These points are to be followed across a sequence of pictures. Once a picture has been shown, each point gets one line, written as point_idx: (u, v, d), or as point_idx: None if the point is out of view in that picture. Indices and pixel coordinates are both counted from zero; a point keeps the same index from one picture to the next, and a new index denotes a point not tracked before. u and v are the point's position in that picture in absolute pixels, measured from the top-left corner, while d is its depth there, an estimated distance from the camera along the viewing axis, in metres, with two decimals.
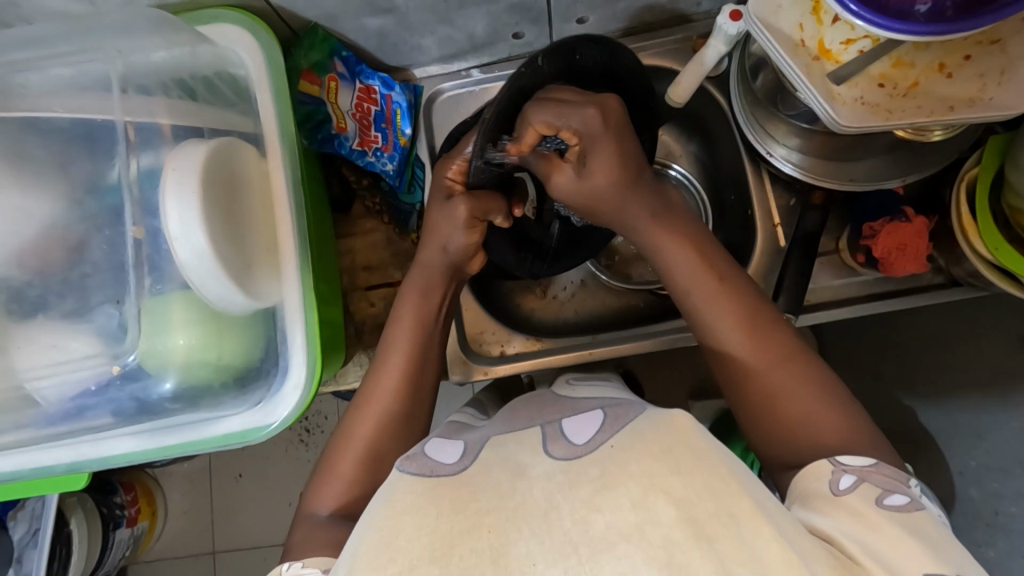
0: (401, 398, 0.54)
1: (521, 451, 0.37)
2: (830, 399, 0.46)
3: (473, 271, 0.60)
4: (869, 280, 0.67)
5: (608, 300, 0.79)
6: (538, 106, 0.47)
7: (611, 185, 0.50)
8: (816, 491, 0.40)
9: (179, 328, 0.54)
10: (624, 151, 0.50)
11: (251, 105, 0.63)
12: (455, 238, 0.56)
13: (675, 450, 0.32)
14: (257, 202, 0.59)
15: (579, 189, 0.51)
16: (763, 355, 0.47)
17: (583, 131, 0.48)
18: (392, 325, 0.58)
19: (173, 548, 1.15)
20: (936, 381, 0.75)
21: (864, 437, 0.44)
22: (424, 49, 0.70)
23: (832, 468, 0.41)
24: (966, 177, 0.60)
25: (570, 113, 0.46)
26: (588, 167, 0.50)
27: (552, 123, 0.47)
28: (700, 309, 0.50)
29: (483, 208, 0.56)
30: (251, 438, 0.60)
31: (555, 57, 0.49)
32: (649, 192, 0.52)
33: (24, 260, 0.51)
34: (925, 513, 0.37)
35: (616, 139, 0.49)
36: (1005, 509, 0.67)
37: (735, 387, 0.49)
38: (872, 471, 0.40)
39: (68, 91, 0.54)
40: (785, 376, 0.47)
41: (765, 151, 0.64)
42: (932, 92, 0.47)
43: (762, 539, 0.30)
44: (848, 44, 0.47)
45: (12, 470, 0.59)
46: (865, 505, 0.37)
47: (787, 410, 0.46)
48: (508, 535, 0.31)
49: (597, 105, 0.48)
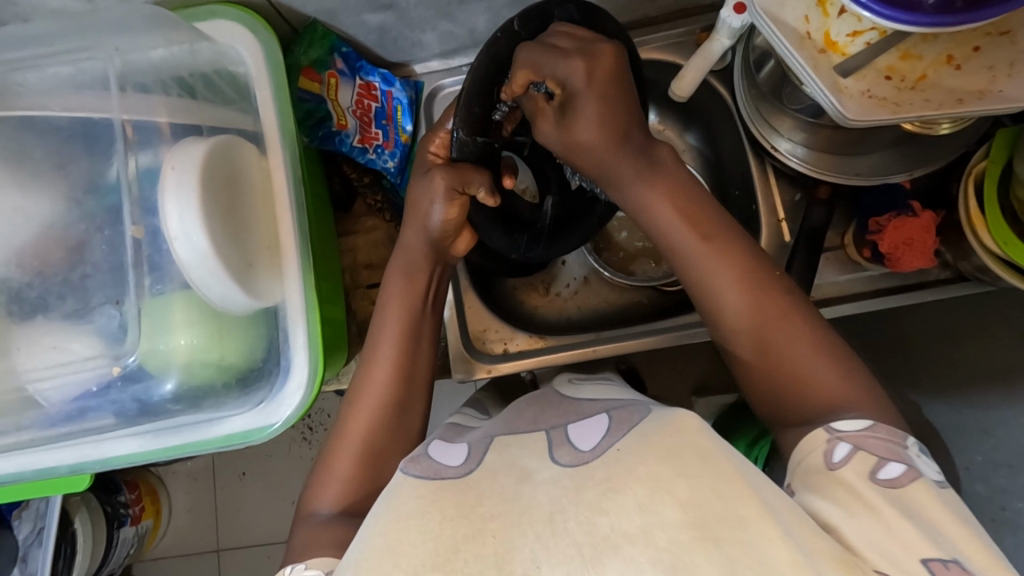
0: (393, 390, 0.54)
1: (526, 455, 0.36)
2: (835, 360, 0.45)
3: (458, 252, 0.59)
4: (876, 276, 0.67)
5: (611, 295, 0.78)
6: (529, 52, 0.48)
7: (597, 141, 0.49)
8: (812, 465, 0.39)
9: (180, 329, 0.53)
10: (612, 110, 0.48)
11: (250, 104, 0.62)
12: (436, 210, 0.54)
13: (684, 454, 0.32)
14: (256, 198, 0.58)
15: (563, 138, 0.50)
16: (765, 318, 0.46)
17: (566, 83, 0.47)
18: (379, 317, 0.57)
19: (178, 546, 1.15)
20: (943, 379, 0.74)
21: (864, 398, 0.43)
22: (424, 45, 0.69)
23: (827, 437, 0.40)
24: (974, 171, 0.59)
25: (555, 62, 0.47)
26: (573, 116, 0.49)
27: (538, 67, 0.47)
28: (697, 275, 0.48)
29: (472, 181, 0.53)
30: (254, 438, 0.60)
31: (531, 23, 0.50)
32: (633, 148, 0.50)
33: (23, 260, 0.51)
34: (922, 481, 0.36)
35: (603, 98, 0.48)
36: (1011, 504, 0.69)
37: (743, 346, 0.47)
38: (866, 437, 0.39)
39: (66, 90, 0.54)
40: (790, 340, 0.46)
41: (770, 145, 0.63)
42: (940, 84, 0.46)
43: (768, 540, 0.29)
44: (854, 36, 0.46)
45: (16, 471, 0.59)
46: (862, 482, 0.36)
47: (788, 369, 0.45)
48: (512, 539, 0.30)
49: (585, 58, 0.47)
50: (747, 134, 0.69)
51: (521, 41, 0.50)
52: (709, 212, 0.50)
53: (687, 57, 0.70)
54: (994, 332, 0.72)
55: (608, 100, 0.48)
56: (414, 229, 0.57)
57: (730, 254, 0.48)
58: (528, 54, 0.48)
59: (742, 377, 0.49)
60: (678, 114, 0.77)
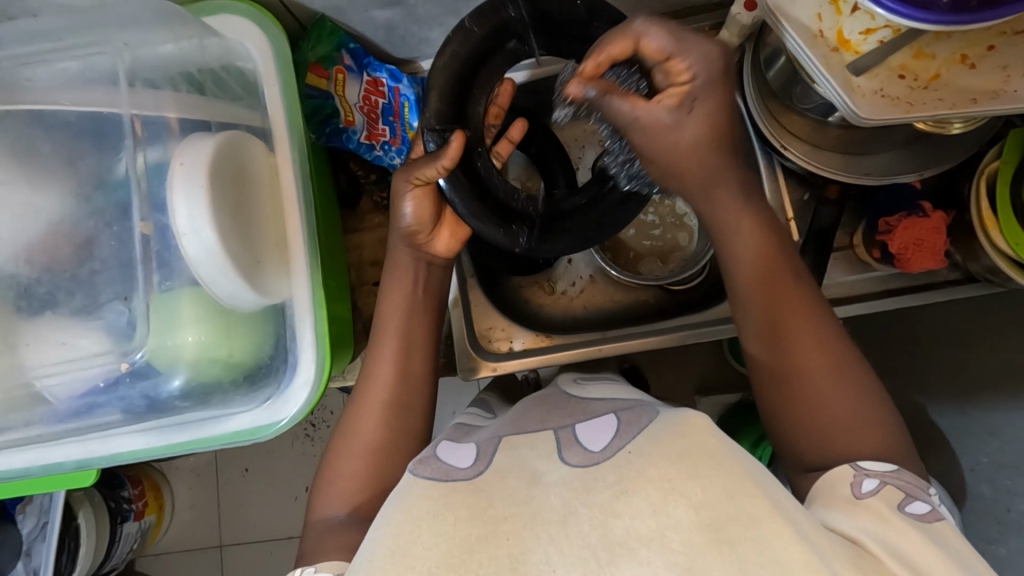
0: (397, 390, 0.54)
1: (535, 457, 0.36)
2: (875, 409, 0.46)
3: (437, 245, 0.58)
4: (883, 276, 0.66)
5: (617, 294, 0.78)
6: (648, 28, 0.46)
7: (696, 143, 0.47)
8: (840, 493, 0.41)
9: (189, 325, 0.53)
10: (726, 114, 0.47)
11: (258, 100, 0.62)
12: (404, 206, 0.56)
13: (693, 453, 0.32)
14: (264, 194, 0.58)
15: (670, 130, 0.46)
16: (820, 358, 0.47)
17: (698, 70, 0.45)
18: (377, 321, 0.57)
19: (181, 542, 1.15)
20: (950, 381, 0.74)
21: (902, 454, 0.45)
22: (432, 42, 0.69)
23: (853, 473, 0.42)
24: (987, 171, 0.59)
25: (689, 46, 0.45)
26: (689, 111, 0.46)
27: (666, 48, 0.45)
28: (763, 308, 0.49)
29: (425, 168, 0.53)
30: (259, 436, 0.60)
31: (486, 19, 0.54)
32: (736, 167, 0.49)
33: (31, 256, 0.51)
34: (946, 522, 0.38)
35: (723, 92, 0.46)
36: (1016, 506, 0.66)
37: (789, 391, 0.48)
38: (892, 477, 0.41)
39: (74, 84, 0.53)
40: (844, 386, 0.46)
41: (779, 145, 0.62)
42: (954, 84, 0.46)
43: (781, 537, 0.29)
44: (867, 34, 0.45)
45: (22, 467, 0.59)
46: (890, 509, 0.38)
47: (834, 417, 0.46)
48: (530, 543, 0.30)
49: (718, 51, 0.46)
50: (755, 133, 0.68)
51: (472, 47, 0.54)
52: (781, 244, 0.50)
53: None
54: (1001, 327, 0.70)
55: (727, 94, 0.46)
56: (397, 242, 0.58)
57: (802, 295, 0.49)
58: (656, 32, 0.45)
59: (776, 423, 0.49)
60: None
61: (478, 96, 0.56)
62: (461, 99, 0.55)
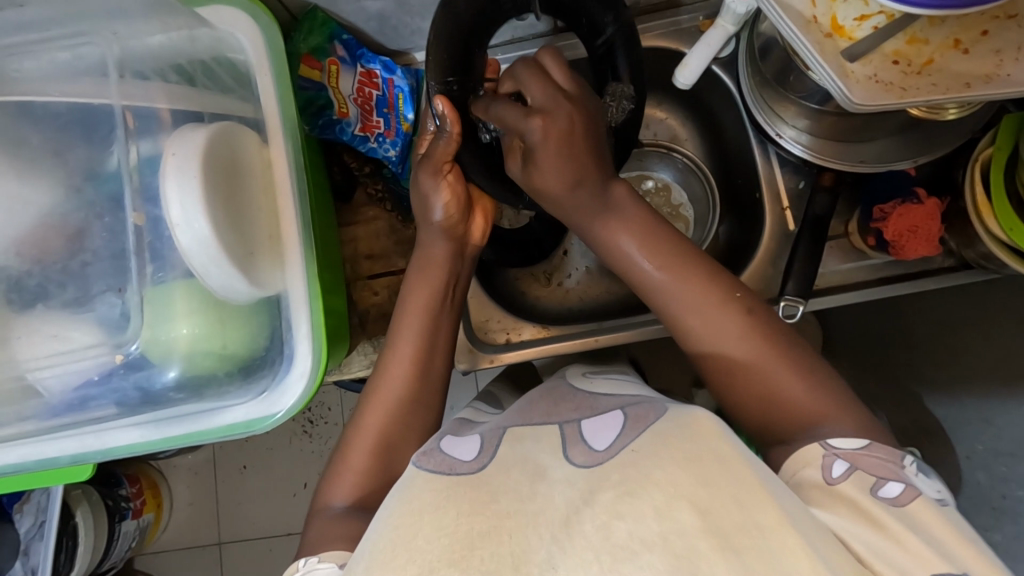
0: (411, 387, 0.54)
1: (540, 450, 0.37)
2: (805, 372, 0.46)
3: (473, 234, 0.60)
4: (879, 264, 0.66)
5: (612, 286, 0.80)
6: (501, 107, 0.51)
7: (556, 185, 0.50)
8: (811, 479, 0.39)
9: (182, 318, 0.53)
10: (577, 160, 0.49)
11: (250, 92, 0.60)
12: (435, 202, 0.57)
13: (702, 457, 0.34)
14: (258, 186, 0.57)
15: (528, 182, 0.51)
16: (735, 338, 0.47)
17: (526, 137, 0.49)
18: (401, 315, 0.56)
19: (179, 539, 1.14)
20: (947, 370, 0.75)
21: (843, 410, 0.44)
22: (424, 32, 0.69)
23: (823, 452, 0.40)
24: (981, 158, 0.58)
25: (517, 119, 0.49)
26: (533, 167, 0.50)
27: (503, 118, 0.50)
28: (672, 306, 0.49)
29: (441, 147, 0.56)
30: (256, 429, 0.59)
31: None
32: (594, 187, 0.50)
33: (23, 249, 0.51)
34: (923, 500, 0.36)
35: (559, 150, 0.48)
36: (1011, 492, 0.67)
37: (728, 380, 0.47)
38: (863, 455, 0.39)
39: (64, 76, 0.53)
40: (772, 364, 0.46)
41: (774, 132, 0.63)
42: (947, 69, 0.45)
43: (789, 549, 0.30)
44: (861, 20, 0.45)
45: (16, 462, 0.57)
46: (864, 498, 0.37)
47: (767, 386, 0.46)
48: (528, 542, 0.31)
49: (545, 116, 0.48)
50: (751, 122, 0.68)
51: (474, 15, 0.55)
52: (667, 239, 0.51)
53: (689, 45, 0.69)
54: (993, 320, 0.71)
55: (564, 154, 0.49)
56: (432, 235, 0.58)
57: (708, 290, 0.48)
58: (498, 110, 0.51)
59: (728, 405, 0.48)
60: (682, 104, 0.78)
61: (479, 61, 0.56)
62: (461, 61, 0.55)
